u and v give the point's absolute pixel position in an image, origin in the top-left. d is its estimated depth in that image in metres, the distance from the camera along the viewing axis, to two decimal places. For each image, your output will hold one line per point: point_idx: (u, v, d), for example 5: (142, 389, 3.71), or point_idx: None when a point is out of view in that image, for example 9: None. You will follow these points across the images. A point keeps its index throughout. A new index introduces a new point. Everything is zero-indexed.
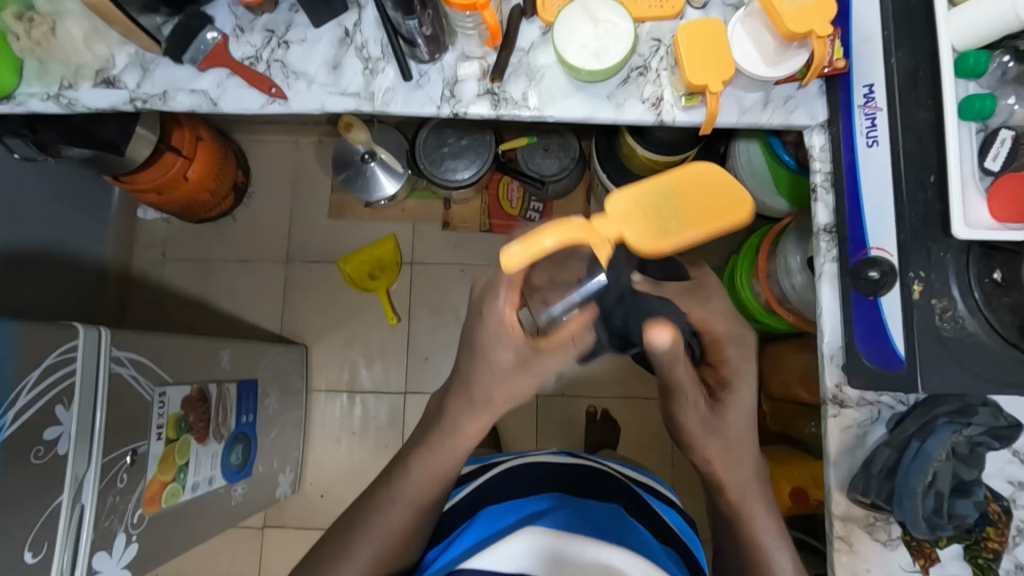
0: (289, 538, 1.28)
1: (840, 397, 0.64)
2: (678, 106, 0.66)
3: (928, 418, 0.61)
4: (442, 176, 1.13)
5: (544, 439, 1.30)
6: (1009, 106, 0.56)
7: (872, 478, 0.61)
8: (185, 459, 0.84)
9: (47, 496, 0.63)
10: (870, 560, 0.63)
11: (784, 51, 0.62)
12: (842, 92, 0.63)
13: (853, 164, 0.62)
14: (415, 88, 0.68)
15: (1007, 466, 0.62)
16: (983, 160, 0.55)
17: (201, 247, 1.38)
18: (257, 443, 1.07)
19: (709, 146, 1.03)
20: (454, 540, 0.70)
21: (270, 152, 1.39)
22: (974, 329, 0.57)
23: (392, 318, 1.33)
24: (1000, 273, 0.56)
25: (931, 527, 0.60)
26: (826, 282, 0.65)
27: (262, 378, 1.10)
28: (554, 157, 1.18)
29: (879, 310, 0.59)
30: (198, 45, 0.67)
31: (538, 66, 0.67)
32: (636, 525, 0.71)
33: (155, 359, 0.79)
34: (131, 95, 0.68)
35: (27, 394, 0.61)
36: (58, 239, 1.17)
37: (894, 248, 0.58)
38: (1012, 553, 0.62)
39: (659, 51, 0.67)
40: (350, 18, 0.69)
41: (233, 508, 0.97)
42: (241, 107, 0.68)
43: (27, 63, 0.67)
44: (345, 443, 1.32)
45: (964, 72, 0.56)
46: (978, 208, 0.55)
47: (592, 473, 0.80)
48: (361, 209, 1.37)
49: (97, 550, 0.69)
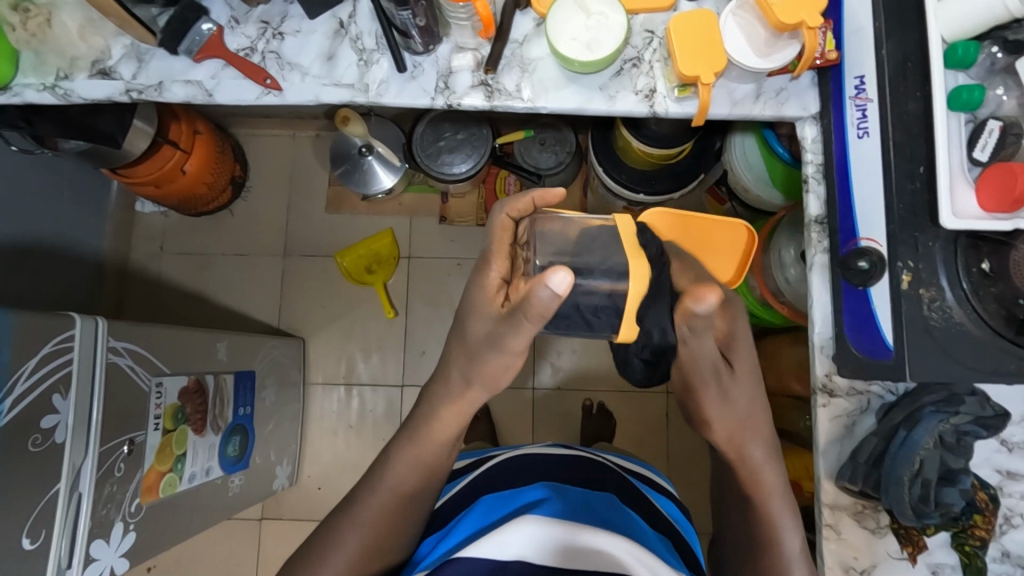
0: (287, 529, 1.29)
1: (830, 386, 0.64)
2: (671, 97, 0.67)
3: (915, 407, 0.61)
4: (439, 170, 1.13)
5: (541, 431, 1.30)
6: (998, 97, 0.56)
7: (859, 466, 0.62)
8: (182, 449, 0.84)
9: (45, 484, 0.63)
10: (858, 548, 0.63)
11: (775, 43, 0.62)
12: (833, 83, 0.64)
13: (844, 155, 0.63)
14: (409, 80, 0.68)
15: (995, 455, 0.63)
16: (971, 151, 0.55)
17: (199, 240, 1.38)
18: (254, 435, 1.07)
19: (705, 142, 1.05)
20: (451, 531, 0.69)
21: (268, 146, 1.40)
22: (961, 319, 0.57)
23: (390, 312, 1.34)
24: (988, 263, 0.57)
25: (918, 514, 0.60)
26: (816, 273, 0.66)
27: (260, 370, 1.10)
28: (551, 151, 1.19)
29: (868, 300, 0.60)
30: (193, 37, 0.67)
31: (531, 58, 0.68)
32: (632, 513, 0.72)
33: (151, 351, 0.79)
34: (127, 86, 0.68)
35: (24, 382, 0.62)
36: (57, 231, 1.17)
37: (883, 238, 0.59)
38: (999, 541, 0.62)
39: (652, 43, 0.67)
40: (345, 9, 0.69)
41: (231, 499, 0.98)
42: (237, 98, 0.68)
43: (23, 54, 0.68)
44: (342, 436, 1.33)
45: (953, 63, 0.56)
46: (965, 200, 0.55)
47: (587, 470, 0.78)
48: (359, 203, 1.37)
49: (95, 539, 0.69)
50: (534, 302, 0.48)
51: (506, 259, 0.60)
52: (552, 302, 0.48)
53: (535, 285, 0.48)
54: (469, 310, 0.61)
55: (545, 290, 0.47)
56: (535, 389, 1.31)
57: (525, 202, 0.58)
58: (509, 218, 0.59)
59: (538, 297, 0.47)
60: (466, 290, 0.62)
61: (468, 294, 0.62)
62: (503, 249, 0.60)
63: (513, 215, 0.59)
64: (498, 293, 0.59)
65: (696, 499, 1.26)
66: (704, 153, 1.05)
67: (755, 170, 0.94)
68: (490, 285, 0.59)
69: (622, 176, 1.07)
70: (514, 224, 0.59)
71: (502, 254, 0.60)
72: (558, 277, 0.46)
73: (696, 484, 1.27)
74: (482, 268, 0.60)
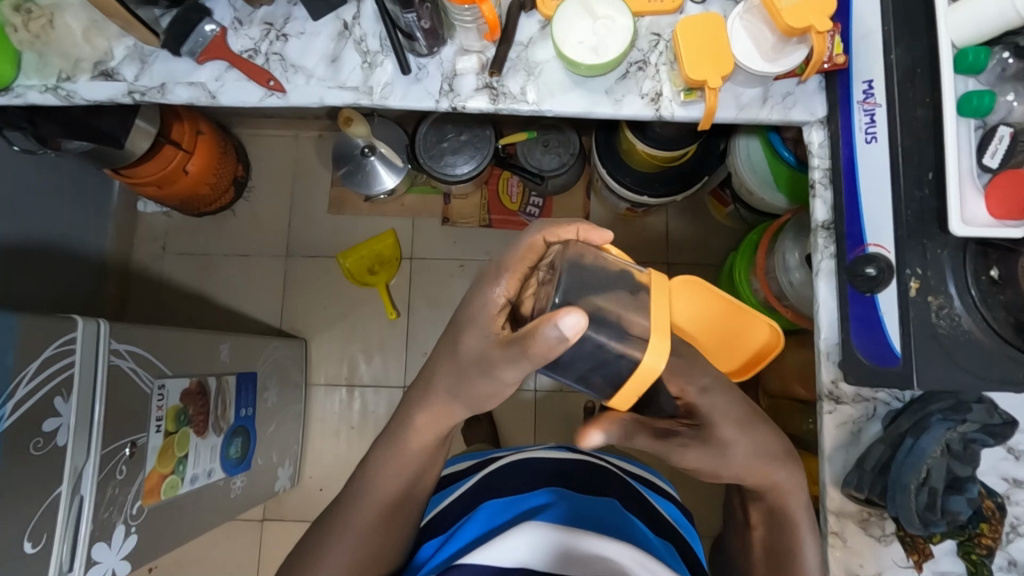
0: (288, 530, 1.28)
1: (836, 393, 0.64)
2: (676, 101, 0.66)
3: (922, 414, 0.61)
4: (442, 171, 1.13)
5: (543, 433, 1.30)
6: (1008, 102, 0.56)
7: (866, 473, 0.61)
8: (184, 451, 0.84)
9: (47, 487, 0.63)
10: (864, 556, 0.63)
11: (784, 47, 0.62)
12: (841, 87, 0.63)
13: (851, 160, 0.62)
14: (414, 82, 0.68)
15: (1002, 463, 0.62)
16: (981, 157, 0.55)
17: (201, 240, 1.38)
18: (256, 436, 1.07)
19: (709, 144, 1.04)
20: (453, 534, 0.69)
21: (271, 146, 1.39)
22: (969, 326, 0.57)
23: (392, 313, 1.34)
24: (998, 270, 0.56)
25: (924, 523, 0.60)
26: (823, 278, 0.65)
27: (262, 371, 1.10)
28: (554, 153, 1.18)
29: (875, 306, 0.59)
30: (197, 38, 0.67)
31: (536, 61, 0.67)
32: (635, 520, 0.71)
33: (153, 352, 0.79)
34: (130, 87, 0.68)
35: (26, 386, 0.61)
36: (59, 231, 1.17)
37: (891, 244, 0.58)
38: (1006, 549, 0.62)
39: (658, 46, 0.67)
40: (349, 11, 0.69)
41: (233, 500, 0.98)
42: (240, 100, 0.68)
43: (26, 55, 0.68)
44: (343, 437, 1.32)
45: (964, 68, 0.55)
46: (975, 206, 0.55)
47: (589, 474, 0.77)
48: (361, 204, 1.37)
49: (96, 542, 0.69)
50: (537, 339, 0.47)
51: (518, 279, 0.56)
52: (556, 344, 0.46)
53: (542, 322, 0.47)
54: (464, 322, 0.57)
55: (553, 331, 0.46)
56: (537, 391, 1.31)
57: (568, 230, 0.56)
58: (543, 240, 0.56)
59: (544, 336, 0.46)
60: (468, 297, 0.58)
61: (467, 304, 0.58)
62: (521, 269, 0.56)
63: (548, 240, 0.56)
64: (500, 314, 0.56)
65: (699, 502, 1.26)
66: (709, 155, 1.04)
67: (760, 172, 0.94)
68: (495, 300, 0.56)
69: (626, 178, 1.06)
70: (543, 248, 0.56)
71: (516, 272, 0.56)
72: (571, 319, 0.45)
73: (698, 487, 1.27)
74: (491, 281, 0.56)
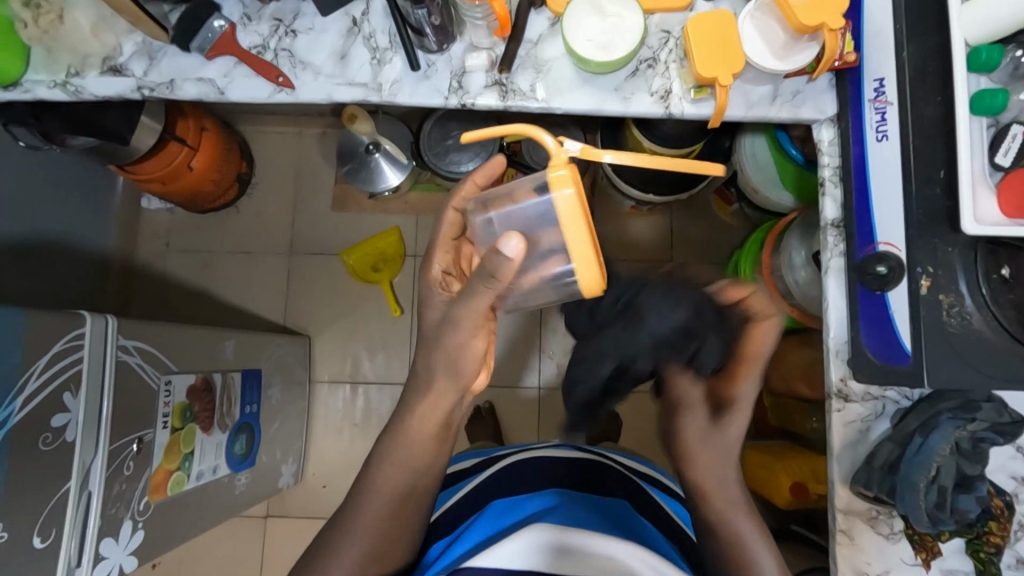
0: (291, 528, 1.29)
1: (845, 391, 0.63)
2: (686, 99, 0.66)
3: (931, 413, 0.61)
4: (447, 168, 1.13)
5: (546, 432, 1.30)
6: (1021, 101, 0.55)
7: (874, 472, 0.61)
8: (190, 448, 0.84)
9: (55, 483, 0.63)
10: (870, 554, 0.63)
11: (794, 45, 0.62)
12: (851, 86, 0.62)
13: (861, 158, 0.61)
14: (423, 79, 0.68)
15: (1010, 462, 0.63)
16: (993, 155, 0.56)
17: (205, 237, 1.38)
18: (260, 433, 1.07)
19: (715, 141, 1.05)
20: (460, 536, 0.69)
21: (275, 143, 1.39)
22: (979, 325, 0.57)
23: (396, 311, 1.34)
24: (1008, 269, 0.57)
25: (932, 520, 0.60)
26: (832, 276, 0.63)
27: (266, 369, 1.10)
28: (559, 151, 1.17)
29: (885, 305, 0.59)
30: (206, 34, 0.67)
31: (546, 58, 0.67)
32: (643, 522, 0.72)
33: (160, 349, 0.79)
34: (138, 83, 0.68)
35: (36, 380, 0.61)
36: (63, 228, 1.17)
37: (902, 243, 0.59)
38: (1013, 548, 0.62)
39: (668, 43, 0.67)
40: (358, 8, 0.69)
41: (237, 497, 0.98)
42: (250, 96, 0.68)
43: (34, 51, 0.67)
44: (347, 435, 1.32)
45: (976, 66, 0.55)
46: (987, 206, 0.55)
47: (597, 471, 0.78)
48: (365, 202, 1.36)
49: (104, 537, 0.69)
50: (488, 267, 0.49)
51: (446, 252, 0.67)
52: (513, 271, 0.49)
53: (490, 250, 0.49)
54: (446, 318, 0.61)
55: (497, 255, 0.48)
56: (540, 388, 1.31)
57: (466, 184, 0.65)
58: (456, 211, 0.66)
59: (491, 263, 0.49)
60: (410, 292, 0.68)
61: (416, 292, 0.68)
62: (446, 238, 0.67)
63: (462, 207, 0.65)
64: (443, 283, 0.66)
65: None
66: (715, 153, 1.05)
67: (765, 170, 0.94)
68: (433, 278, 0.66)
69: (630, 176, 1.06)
70: (462, 218, 0.66)
71: (444, 247, 0.67)
72: (509, 241, 0.47)
73: None
74: (426, 263, 0.67)
